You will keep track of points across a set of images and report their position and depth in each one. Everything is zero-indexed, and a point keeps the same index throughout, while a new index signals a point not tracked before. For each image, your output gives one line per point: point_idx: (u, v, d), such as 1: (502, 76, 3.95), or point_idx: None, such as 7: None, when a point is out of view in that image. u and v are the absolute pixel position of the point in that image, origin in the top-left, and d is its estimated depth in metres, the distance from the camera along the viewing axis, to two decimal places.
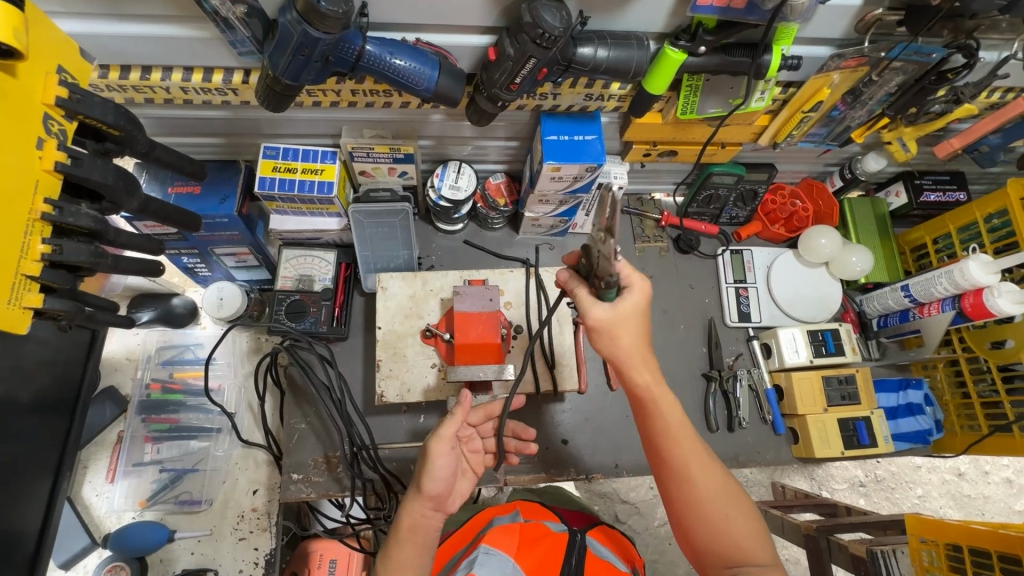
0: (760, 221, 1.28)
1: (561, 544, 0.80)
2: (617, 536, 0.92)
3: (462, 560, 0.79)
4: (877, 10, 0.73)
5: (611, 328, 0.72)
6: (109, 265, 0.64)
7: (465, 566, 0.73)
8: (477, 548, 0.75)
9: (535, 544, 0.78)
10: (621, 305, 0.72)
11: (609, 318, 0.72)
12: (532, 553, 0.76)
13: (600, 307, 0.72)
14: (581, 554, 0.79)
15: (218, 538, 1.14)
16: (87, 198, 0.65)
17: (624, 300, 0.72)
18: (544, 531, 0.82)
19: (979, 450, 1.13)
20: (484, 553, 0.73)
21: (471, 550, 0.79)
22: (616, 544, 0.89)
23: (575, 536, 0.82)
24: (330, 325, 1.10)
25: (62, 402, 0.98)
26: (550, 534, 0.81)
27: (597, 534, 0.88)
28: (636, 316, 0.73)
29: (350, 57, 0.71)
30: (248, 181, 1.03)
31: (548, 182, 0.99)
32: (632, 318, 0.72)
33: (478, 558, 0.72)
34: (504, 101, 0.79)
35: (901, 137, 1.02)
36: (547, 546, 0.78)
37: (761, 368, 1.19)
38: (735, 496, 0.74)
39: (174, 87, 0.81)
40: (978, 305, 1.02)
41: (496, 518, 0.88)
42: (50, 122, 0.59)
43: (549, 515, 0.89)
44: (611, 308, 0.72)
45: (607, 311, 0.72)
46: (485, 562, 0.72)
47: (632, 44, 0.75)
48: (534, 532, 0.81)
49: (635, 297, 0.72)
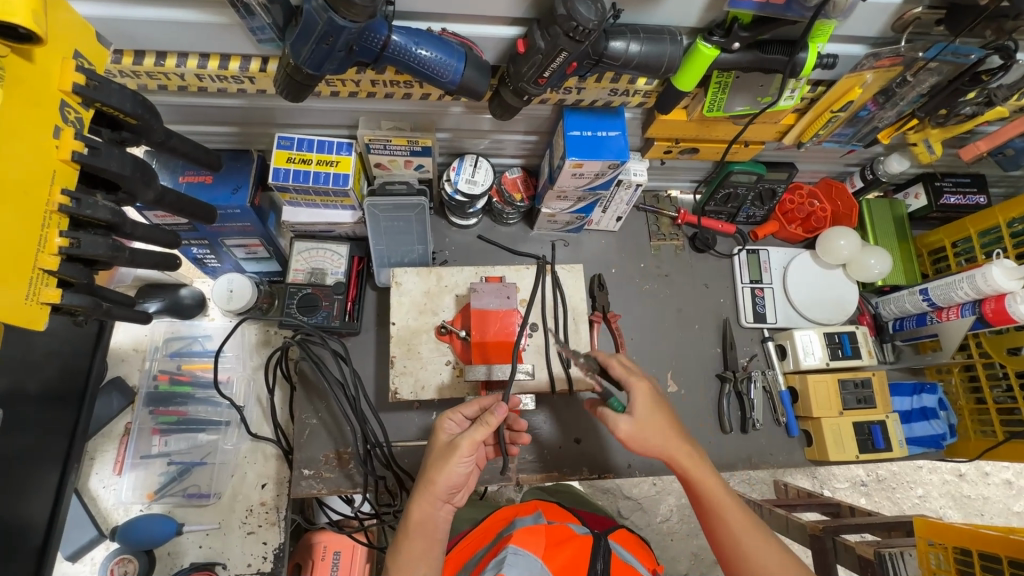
0: (777, 221, 1.26)
1: (587, 547, 0.80)
2: (636, 539, 0.92)
3: (487, 558, 0.78)
4: (917, 9, 0.71)
5: (642, 434, 0.78)
6: (127, 259, 0.62)
7: (493, 566, 0.72)
8: (506, 548, 0.74)
9: (562, 546, 0.78)
10: (636, 411, 0.79)
11: (633, 427, 0.79)
12: (559, 554, 0.76)
13: (621, 421, 0.79)
14: (606, 559, 0.79)
15: (226, 532, 1.14)
16: (102, 189, 0.63)
17: (634, 405, 0.80)
18: (569, 533, 0.82)
19: (992, 456, 1.13)
20: (512, 553, 0.72)
21: (496, 551, 0.78)
22: (636, 548, 0.89)
23: (600, 541, 0.81)
24: (343, 320, 1.07)
25: (69, 393, 0.98)
26: (576, 537, 0.81)
27: (619, 538, 0.88)
28: (652, 408, 0.80)
29: (375, 47, 0.68)
30: (260, 172, 1.01)
31: (568, 178, 0.97)
32: (650, 415, 0.79)
33: (506, 558, 0.71)
34: (530, 96, 0.77)
35: (926, 139, 1.00)
36: (573, 548, 0.78)
37: (775, 370, 1.18)
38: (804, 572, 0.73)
39: (189, 74, 0.79)
40: (999, 310, 1.00)
41: (518, 518, 0.87)
42: (66, 110, 0.56)
43: (571, 517, 0.89)
44: (630, 416, 0.79)
45: (629, 424, 0.79)
46: (515, 562, 0.71)
47: (665, 39, 0.72)
48: (559, 534, 0.81)
49: (642, 393, 0.81)
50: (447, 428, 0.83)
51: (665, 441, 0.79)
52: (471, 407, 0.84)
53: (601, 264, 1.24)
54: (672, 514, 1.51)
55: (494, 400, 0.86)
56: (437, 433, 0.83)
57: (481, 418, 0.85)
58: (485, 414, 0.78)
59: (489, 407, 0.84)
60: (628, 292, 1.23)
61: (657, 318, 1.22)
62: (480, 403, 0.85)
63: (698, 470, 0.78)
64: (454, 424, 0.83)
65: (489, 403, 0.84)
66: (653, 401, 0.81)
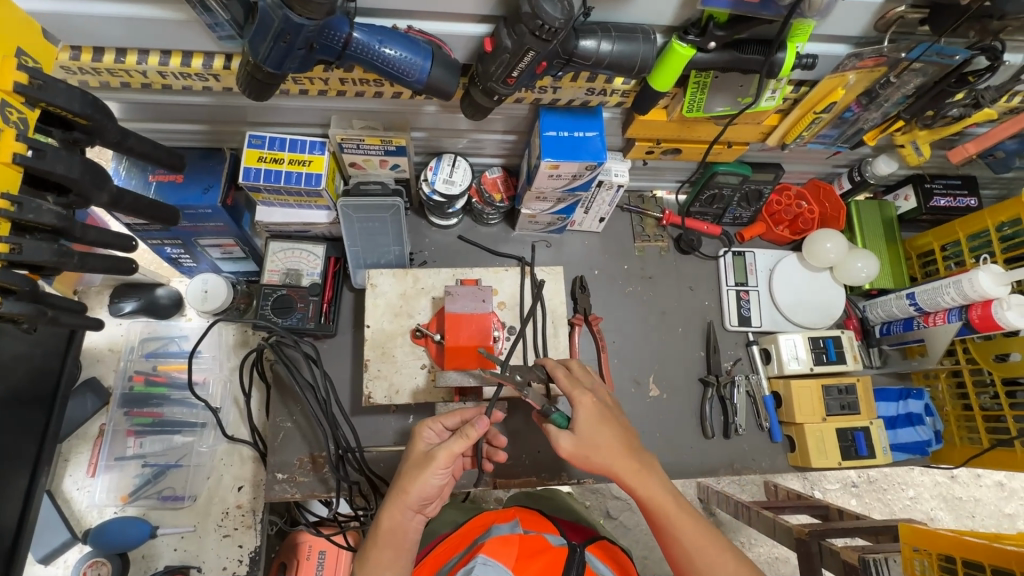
0: (764, 222, 1.24)
1: (562, 558, 0.79)
2: (614, 549, 0.91)
3: (459, 566, 0.77)
4: (899, 7, 0.68)
5: (586, 451, 0.77)
6: (76, 264, 0.60)
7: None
8: (475, 558, 0.73)
9: (535, 557, 0.76)
10: (577, 429, 0.77)
11: (574, 444, 0.78)
12: (532, 565, 0.75)
13: (562, 438, 0.78)
14: (581, 569, 0.77)
15: (201, 534, 1.13)
16: (53, 191, 0.61)
17: (575, 421, 0.78)
18: (544, 543, 0.81)
19: (978, 463, 1.11)
20: (481, 564, 0.71)
21: (468, 559, 0.77)
22: (614, 559, 0.88)
23: (575, 551, 0.80)
24: (318, 322, 1.06)
25: (39, 395, 0.96)
26: (551, 548, 0.79)
27: (596, 550, 0.86)
28: (596, 423, 0.78)
29: (337, 44, 0.66)
30: (233, 171, 0.99)
31: (546, 179, 0.95)
32: (594, 433, 0.77)
33: (475, 569, 0.70)
34: (501, 95, 0.74)
35: (914, 141, 0.97)
36: (547, 558, 0.77)
37: (759, 374, 1.16)
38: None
39: (151, 72, 0.77)
40: (986, 317, 0.98)
41: (495, 526, 0.86)
42: (8, 109, 0.54)
43: (549, 527, 0.88)
44: (572, 433, 0.78)
45: (570, 440, 0.77)
46: (483, 573, 0.70)
47: (638, 38, 0.70)
48: (534, 544, 0.79)
49: (586, 411, 0.78)
50: (428, 437, 0.81)
51: (613, 459, 0.77)
52: (453, 418, 0.82)
53: (584, 265, 1.22)
54: None
55: (478, 413, 0.84)
56: (416, 441, 0.81)
57: (461, 429, 0.82)
58: (467, 426, 0.76)
59: (471, 418, 0.81)
60: (611, 294, 1.21)
61: (640, 320, 1.20)
62: (461, 414, 0.82)
63: (647, 489, 0.76)
64: (433, 434, 0.81)
65: (472, 416, 0.82)
66: (597, 415, 0.78)
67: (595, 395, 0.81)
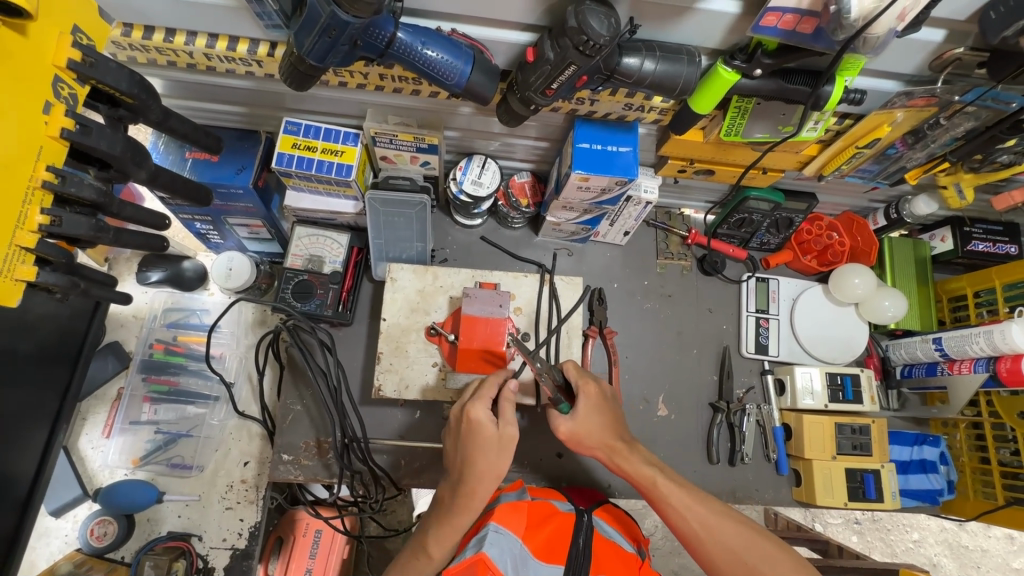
0: (792, 250, 1.21)
1: (569, 524, 0.84)
2: (619, 513, 0.98)
3: (470, 535, 0.82)
4: (957, 49, 0.66)
5: (582, 432, 0.83)
6: (110, 239, 0.62)
7: (474, 543, 0.76)
8: (487, 525, 0.78)
9: (543, 525, 0.82)
10: (576, 411, 0.83)
11: (572, 427, 0.83)
12: (539, 534, 0.80)
13: (562, 421, 0.83)
14: (588, 534, 0.83)
15: (205, 505, 1.15)
16: (95, 166, 0.63)
17: (576, 407, 0.83)
18: (551, 509, 0.86)
19: (991, 519, 1.08)
20: (493, 531, 0.76)
21: (479, 525, 0.82)
22: (620, 522, 0.94)
23: (582, 517, 0.85)
24: (336, 309, 1.07)
25: (63, 354, 0.99)
26: (558, 514, 0.85)
27: (603, 514, 0.93)
28: (593, 411, 0.84)
29: (380, 42, 0.66)
30: (267, 154, 1.00)
31: (574, 191, 0.94)
32: (590, 420, 0.83)
33: (487, 536, 0.75)
34: (538, 106, 0.74)
35: (958, 182, 0.95)
36: (555, 525, 0.83)
37: (771, 405, 1.15)
38: (764, 537, 0.78)
39: (198, 53, 0.78)
40: (1014, 371, 0.95)
41: (502, 493, 0.90)
42: (60, 85, 0.56)
43: (557, 495, 0.94)
44: (571, 418, 0.83)
45: (569, 425, 0.83)
46: (496, 541, 0.75)
47: (682, 59, 0.69)
48: (542, 510, 0.85)
49: (586, 401, 0.83)
50: (486, 419, 0.76)
51: (604, 436, 0.83)
52: (492, 389, 0.79)
53: (603, 277, 1.21)
54: (657, 530, 1.49)
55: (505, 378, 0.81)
56: (472, 424, 0.76)
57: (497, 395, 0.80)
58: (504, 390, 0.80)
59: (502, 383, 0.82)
60: (628, 308, 1.20)
61: (654, 337, 1.19)
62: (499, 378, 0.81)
63: (633, 463, 0.82)
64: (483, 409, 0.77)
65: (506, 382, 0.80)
66: (597, 403, 0.84)
67: (599, 385, 0.87)
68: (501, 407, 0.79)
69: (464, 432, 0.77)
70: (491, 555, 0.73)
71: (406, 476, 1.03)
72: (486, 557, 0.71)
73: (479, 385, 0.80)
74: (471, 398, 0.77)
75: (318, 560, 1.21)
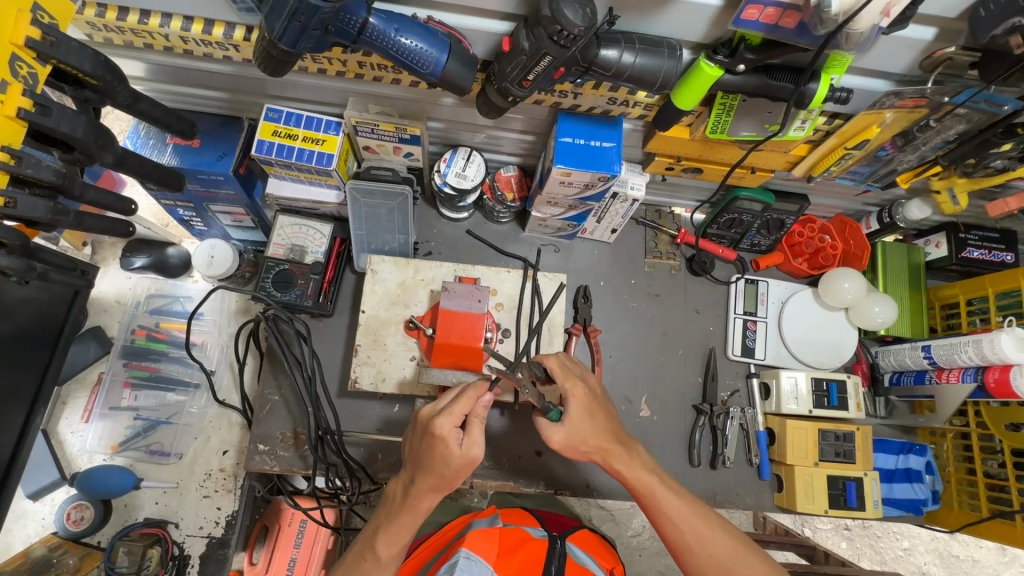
0: (783, 252, 1.19)
1: (542, 550, 0.83)
2: (597, 539, 0.95)
3: (441, 563, 0.79)
4: (948, 48, 0.64)
5: (577, 440, 0.79)
6: (70, 222, 0.63)
7: (444, 571, 0.73)
8: (457, 552, 0.75)
9: (515, 551, 0.81)
10: (569, 418, 0.78)
11: (565, 435, 0.79)
12: (512, 560, 0.79)
13: (555, 431, 0.79)
14: (561, 561, 0.82)
15: (182, 492, 1.16)
16: (59, 148, 0.62)
17: (567, 414, 0.78)
18: (524, 535, 0.85)
19: (975, 531, 1.06)
20: (465, 558, 0.74)
21: (450, 553, 0.79)
22: (597, 547, 0.92)
23: (555, 544, 0.84)
24: (316, 300, 1.05)
25: (41, 339, 0.98)
26: (531, 540, 0.84)
27: (578, 539, 0.91)
28: (585, 415, 0.80)
29: (352, 28, 0.65)
30: (248, 141, 0.99)
31: (557, 186, 0.93)
32: (583, 426, 0.79)
33: (458, 564, 0.73)
34: (516, 97, 0.72)
35: (951, 187, 0.92)
36: (527, 551, 0.82)
37: (756, 409, 1.13)
38: (753, 552, 0.77)
39: (173, 36, 0.77)
40: (1002, 382, 0.93)
41: (475, 520, 0.88)
42: (18, 64, 0.55)
43: (530, 520, 0.92)
44: (562, 425, 0.79)
45: (562, 432, 0.78)
46: (466, 568, 0.73)
47: (662, 52, 0.67)
48: (514, 538, 0.84)
49: (577, 406, 0.79)
50: (451, 436, 0.70)
51: (604, 440, 0.80)
52: (465, 407, 0.72)
53: (590, 275, 1.20)
54: (643, 530, 1.47)
55: (480, 391, 0.73)
56: (436, 439, 0.71)
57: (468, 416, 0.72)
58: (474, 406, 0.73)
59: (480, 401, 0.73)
60: (614, 307, 1.19)
61: (640, 336, 1.18)
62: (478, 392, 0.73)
63: (633, 470, 0.80)
64: (451, 427, 0.71)
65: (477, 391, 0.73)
66: (587, 406, 0.80)
67: (586, 385, 0.82)
68: (469, 427, 0.73)
69: (426, 442, 0.72)
70: None
71: (383, 469, 1.02)
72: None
73: (454, 398, 0.73)
74: (442, 411, 0.71)
75: (302, 550, 1.20)
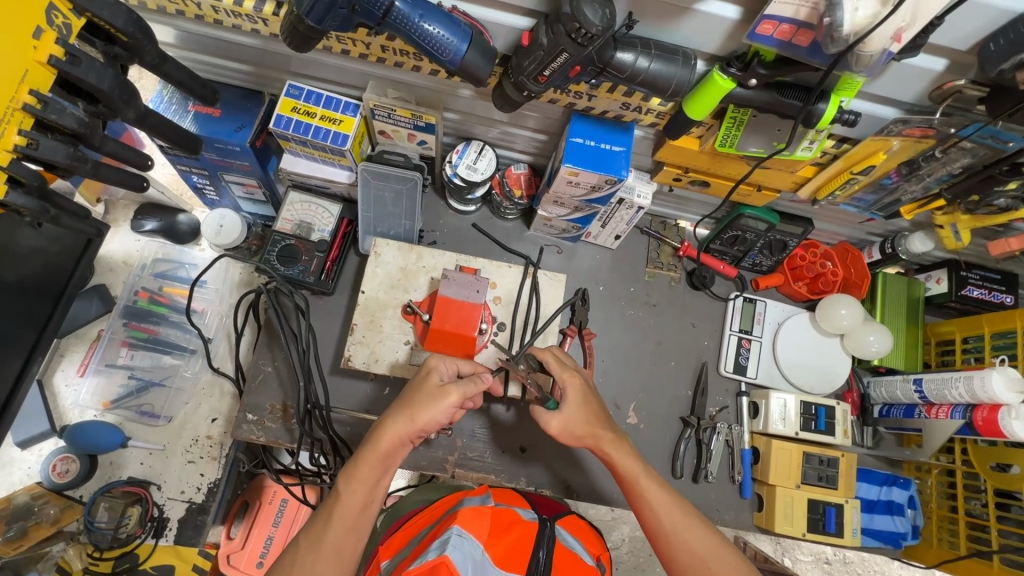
0: (784, 275, 1.20)
1: (532, 533, 0.83)
2: (583, 524, 0.97)
3: (430, 539, 0.79)
4: (958, 81, 0.65)
5: (569, 428, 0.83)
6: (88, 170, 0.65)
7: (436, 546, 0.71)
8: (450, 530, 0.74)
9: (506, 532, 0.81)
10: (565, 407, 0.84)
11: (561, 422, 0.83)
12: (504, 538, 0.80)
13: (552, 418, 0.83)
14: (550, 545, 0.83)
15: (167, 456, 1.16)
16: (84, 99, 0.65)
17: (563, 401, 0.84)
18: (514, 517, 0.85)
19: (951, 569, 1.06)
20: (456, 535, 0.72)
21: (440, 531, 0.78)
22: (585, 534, 0.94)
23: (545, 528, 0.85)
24: (318, 277, 1.07)
25: (47, 289, 1.00)
26: (522, 522, 0.84)
27: (566, 524, 0.92)
28: (579, 402, 0.85)
29: (378, 10, 0.67)
30: (268, 115, 1.01)
31: (564, 185, 0.94)
32: (575, 411, 0.84)
33: (450, 540, 0.71)
34: (531, 92, 0.74)
35: (954, 223, 0.93)
36: (518, 533, 0.82)
37: (743, 427, 1.13)
38: (728, 549, 0.76)
39: (205, 5, 0.79)
40: (990, 420, 0.94)
41: (466, 497, 0.88)
42: (54, 13, 0.57)
43: (521, 502, 0.93)
44: (559, 412, 0.84)
45: (559, 419, 0.83)
46: (457, 545, 0.71)
47: (677, 60, 0.69)
48: (505, 519, 0.84)
49: (573, 394, 0.85)
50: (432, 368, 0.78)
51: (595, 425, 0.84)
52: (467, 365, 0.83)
53: (590, 279, 1.20)
54: (622, 544, 1.46)
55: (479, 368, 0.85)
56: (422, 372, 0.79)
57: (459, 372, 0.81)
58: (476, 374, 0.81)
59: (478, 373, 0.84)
60: (611, 313, 1.19)
61: (633, 343, 1.18)
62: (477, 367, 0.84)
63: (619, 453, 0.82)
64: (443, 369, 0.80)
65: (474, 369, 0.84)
66: (583, 393, 0.85)
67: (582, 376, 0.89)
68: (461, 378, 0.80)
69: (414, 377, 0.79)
70: (453, 558, 0.68)
71: None
72: (446, 559, 0.67)
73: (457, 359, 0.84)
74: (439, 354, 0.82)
75: (281, 528, 1.21)
